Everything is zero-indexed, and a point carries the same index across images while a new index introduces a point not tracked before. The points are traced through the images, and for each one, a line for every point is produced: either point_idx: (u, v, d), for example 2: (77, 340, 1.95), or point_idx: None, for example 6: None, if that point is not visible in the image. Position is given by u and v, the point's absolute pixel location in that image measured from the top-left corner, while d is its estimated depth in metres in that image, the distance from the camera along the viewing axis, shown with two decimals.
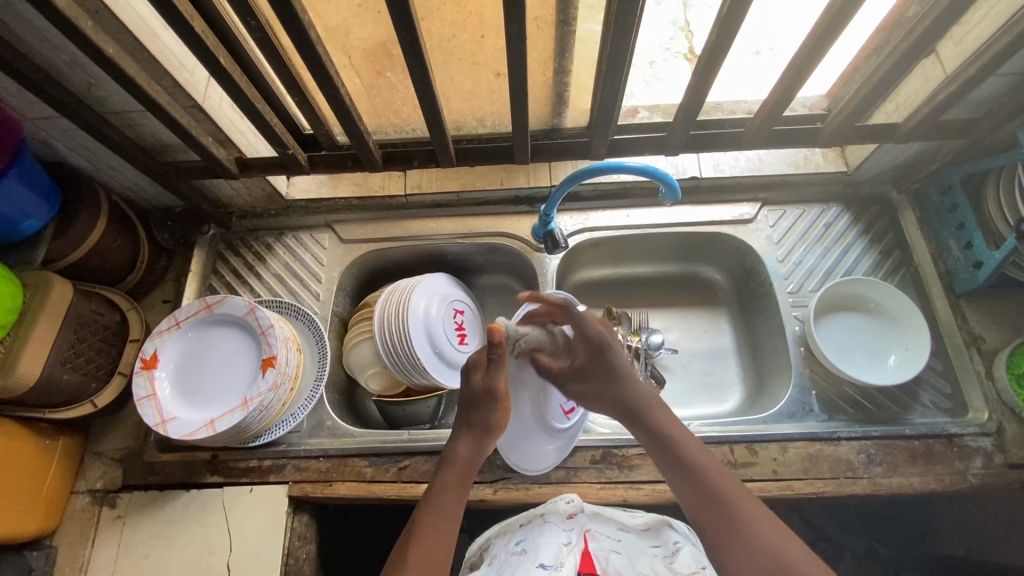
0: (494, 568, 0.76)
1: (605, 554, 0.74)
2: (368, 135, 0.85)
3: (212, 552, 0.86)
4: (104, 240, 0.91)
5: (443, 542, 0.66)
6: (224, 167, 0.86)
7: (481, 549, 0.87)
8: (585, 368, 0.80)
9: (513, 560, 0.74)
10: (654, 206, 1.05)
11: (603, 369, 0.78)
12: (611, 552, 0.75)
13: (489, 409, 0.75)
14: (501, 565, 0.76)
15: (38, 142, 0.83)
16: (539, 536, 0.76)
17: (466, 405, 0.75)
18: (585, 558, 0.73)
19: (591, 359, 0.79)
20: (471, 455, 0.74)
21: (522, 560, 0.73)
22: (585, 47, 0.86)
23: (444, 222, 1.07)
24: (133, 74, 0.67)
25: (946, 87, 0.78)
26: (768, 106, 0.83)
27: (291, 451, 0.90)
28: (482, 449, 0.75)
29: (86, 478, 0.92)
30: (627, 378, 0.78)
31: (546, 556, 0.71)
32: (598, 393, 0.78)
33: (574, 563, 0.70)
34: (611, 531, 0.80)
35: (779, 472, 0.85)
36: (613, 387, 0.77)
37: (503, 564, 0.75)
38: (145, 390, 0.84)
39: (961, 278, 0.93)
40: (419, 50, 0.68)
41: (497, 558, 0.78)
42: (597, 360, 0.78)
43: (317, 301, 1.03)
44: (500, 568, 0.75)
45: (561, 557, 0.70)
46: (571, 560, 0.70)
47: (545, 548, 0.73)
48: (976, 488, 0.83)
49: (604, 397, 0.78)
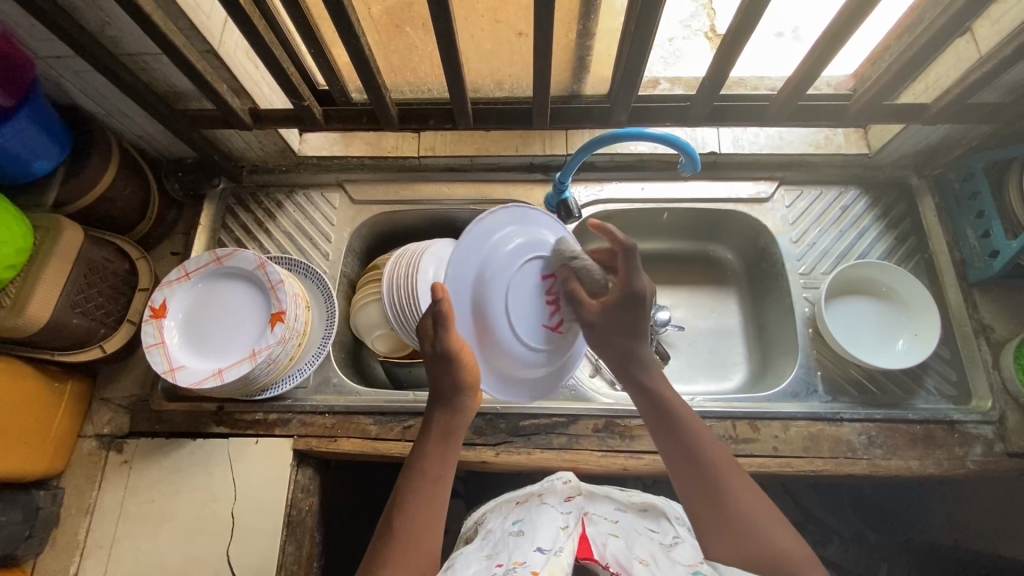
0: (488, 544, 0.78)
1: (601, 539, 0.77)
2: (386, 91, 0.83)
3: (216, 500, 0.87)
4: (114, 186, 0.90)
5: (429, 520, 0.63)
6: (238, 117, 0.85)
7: (476, 523, 0.88)
8: (609, 314, 0.72)
9: (510, 540, 0.76)
10: (669, 180, 1.04)
11: (627, 321, 0.72)
12: (608, 536, 0.78)
13: (445, 376, 0.68)
14: (497, 544, 0.77)
15: (50, 82, 0.82)
16: (535, 516, 0.79)
17: (432, 364, 0.68)
18: (581, 543, 0.77)
19: (620, 305, 0.72)
20: (446, 420, 0.70)
21: (520, 540, 0.75)
22: (609, 16, 0.86)
23: (455, 187, 1.06)
24: (149, 11, 0.65)
25: (979, 68, 0.76)
26: (795, 79, 0.80)
27: (297, 406, 0.91)
28: (460, 412, 0.70)
29: (92, 424, 0.92)
30: (645, 335, 0.74)
31: (544, 540, 0.74)
32: (611, 342, 0.73)
33: (571, 548, 0.74)
34: (606, 513, 0.83)
35: (779, 449, 0.86)
36: (628, 341, 0.73)
37: (500, 543, 0.77)
38: (154, 337, 0.84)
39: (975, 267, 0.92)
40: (444, 1, 0.66)
41: (492, 534, 0.80)
42: (625, 312, 0.72)
43: (326, 260, 1.03)
44: (493, 544, 0.77)
45: (559, 542, 0.74)
46: (568, 545, 0.74)
47: (541, 530, 0.76)
48: (974, 473, 0.84)
49: (612, 343, 0.73)
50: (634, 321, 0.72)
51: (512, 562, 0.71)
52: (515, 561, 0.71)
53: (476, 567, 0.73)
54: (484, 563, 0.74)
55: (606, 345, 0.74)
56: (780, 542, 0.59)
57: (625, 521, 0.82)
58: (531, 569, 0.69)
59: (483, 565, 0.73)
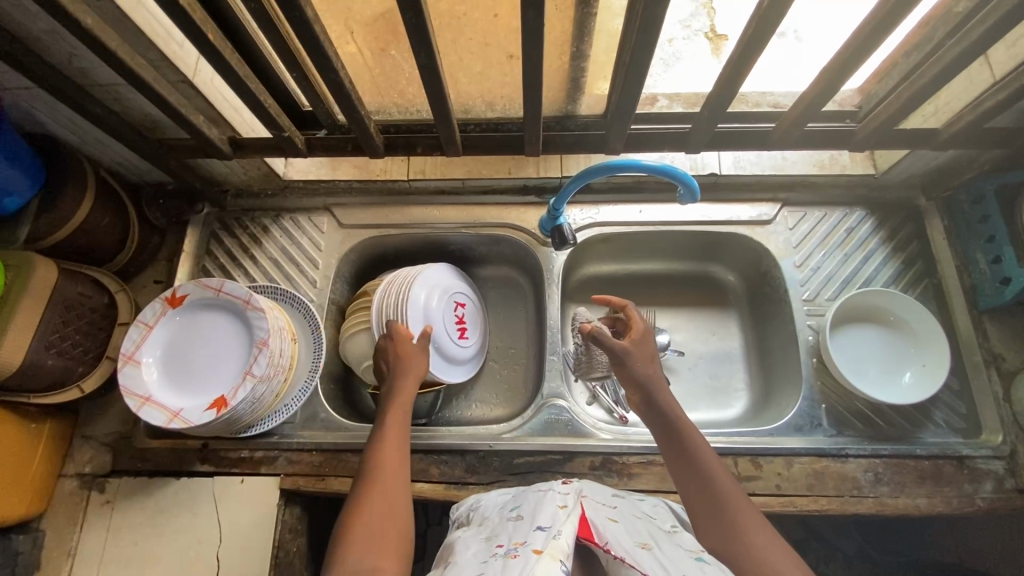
0: (487, 532, 0.66)
1: (603, 521, 0.61)
2: (370, 119, 0.79)
3: (201, 542, 0.84)
4: (91, 218, 0.87)
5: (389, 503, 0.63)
6: (216, 147, 0.81)
7: (469, 513, 0.74)
8: (635, 345, 0.77)
9: (507, 524, 0.64)
10: (668, 202, 1.00)
11: (646, 352, 0.77)
12: (608, 520, 0.61)
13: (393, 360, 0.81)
14: (494, 529, 0.65)
15: (20, 113, 0.78)
16: (536, 501, 0.67)
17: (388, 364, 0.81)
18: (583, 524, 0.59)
19: (640, 341, 0.78)
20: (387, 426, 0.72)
21: (518, 523, 0.62)
22: (607, 18, 0.78)
23: (447, 210, 1.02)
24: (114, 47, 0.61)
25: (993, 95, 0.72)
26: (804, 102, 0.76)
27: (283, 444, 0.88)
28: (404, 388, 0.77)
29: (74, 462, 0.90)
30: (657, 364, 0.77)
31: (544, 519, 0.60)
32: (638, 370, 0.74)
33: (572, 529, 0.57)
34: (604, 498, 0.68)
35: (782, 487, 0.83)
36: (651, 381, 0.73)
37: (495, 529, 0.64)
38: (136, 400, 0.80)
39: (986, 294, 0.89)
40: (426, 34, 0.62)
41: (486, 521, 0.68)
42: (643, 343, 0.78)
43: (313, 288, 0.99)
44: (493, 529, 0.65)
45: (558, 521, 0.58)
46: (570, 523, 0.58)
47: (541, 513, 0.63)
48: (984, 511, 0.81)
49: (632, 375, 0.74)
50: (652, 353, 0.77)
51: (512, 543, 0.58)
52: (515, 542, 0.58)
53: (475, 551, 0.61)
54: (480, 547, 0.61)
55: (626, 374, 0.74)
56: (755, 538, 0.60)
57: (624, 507, 0.68)
58: (532, 549, 0.54)
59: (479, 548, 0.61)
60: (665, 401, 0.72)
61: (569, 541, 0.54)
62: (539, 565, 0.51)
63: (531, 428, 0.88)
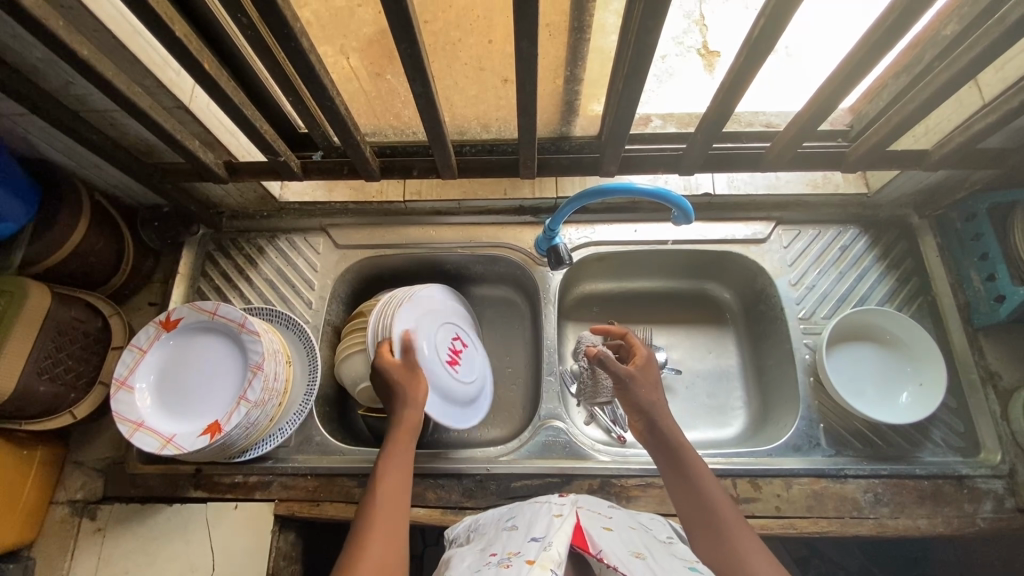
0: (484, 543, 0.66)
1: (597, 532, 0.61)
2: (366, 143, 0.80)
3: (194, 570, 0.83)
4: (86, 242, 0.86)
5: (394, 535, 0.62)
6: (212, 172, 0.81)
7: (468, 529, 0.74)
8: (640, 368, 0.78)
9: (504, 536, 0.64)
10: (663, 221, 1.01)
11: (650, 375, 0.78)
12: (602, 531, 0.61)
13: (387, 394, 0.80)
14: (491, 541, 0.66)
15: (15, 138, 0.79)
16: (533, 513, 0.68)
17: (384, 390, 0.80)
18: (576, 533, 0.60)
19: (644, 364, 0.79)
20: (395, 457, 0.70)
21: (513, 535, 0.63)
22: (599, 36, 0.77)
23: (443, 230, 1.03)
24: (111, 76, 0.61)
25: (983, 118, 0.73)
26: (796, 126, 0.77)
27: (278, 468, 0.87)
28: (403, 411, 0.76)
29: (65, 488, 0.89)
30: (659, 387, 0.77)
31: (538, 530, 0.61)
32: (639, 392, 0.74)
33: (565, 539, 0.57)
34: (601, 509, 0.69)
35: (782, 509, 0.82)
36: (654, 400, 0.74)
37: (492, 541, 0.65)
38: (129, 426, 0.79)
39: (981, 312, 0.89)
40: (421, 63, 0.62)
41: (485, 533, 0.69)
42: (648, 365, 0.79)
43: (309, 309, 0.99)
44: (490, 541, 0.66)
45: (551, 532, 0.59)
46: (563, 531, 0.59)
47: (537, 524, 0.64)
48: (985, 532, 0.81)
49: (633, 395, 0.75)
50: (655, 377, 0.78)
51: (507, 553, 0.58)
52: (509, 551, 0.59)
53: (471, 560, 0.61)
54: (474, 560, 0.61)
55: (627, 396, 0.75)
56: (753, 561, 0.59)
57: (620, 518, 0.68)
58: (525, 559, 0.54)
59: (474, 560, 0.61)
60: (666, 422, 0.72)
61: (561, 550, 0.55)
62: (530, 572, 0.51)
63: (528, 451, 0.88)
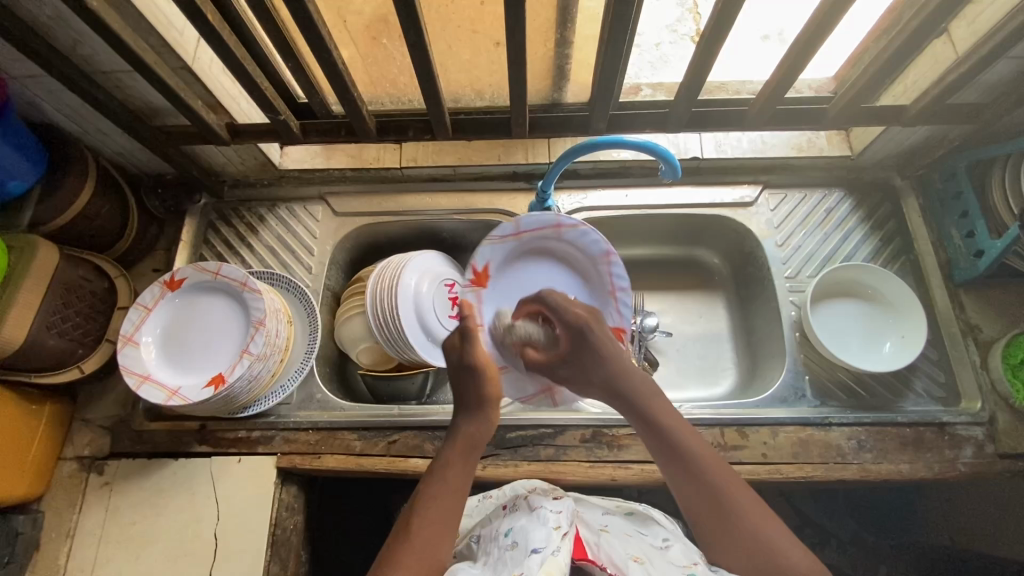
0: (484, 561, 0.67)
1: (598, 540, 0.69)
2: (363, 104, 0.83)
3: (199, 521, 0.85)
4: (92, 205, 0.89)
5: (443, 526, 0.62)
6: (214, 133, 0.84)
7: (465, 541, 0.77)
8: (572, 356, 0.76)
9: (504, 553, 0.65)
10: (653, 186, 1.03)
11: (586, 355, 0.75)
12: (601, 536, 0.70)
13: (472, 383, 0.72)
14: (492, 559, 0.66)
15: (24, 102, 0.81)
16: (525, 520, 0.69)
17: (456, 375, 0.74)
18: (578, 543, 0.66)
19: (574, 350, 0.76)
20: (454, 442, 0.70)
21: (512, 550, 0.65)
22: (586, 24, 0.84)
23: (439, 197, 1.05)
24: (119, 29, 0.64)
25: (955, 69, 0.76)
26: (770, 88, 0.80)
27: (280, 423, 0.90)
28: (483, 425, 0.72)
29: (73, 445, 0.91)
30: (619, 358, 0.74)
31: (537, 539, 0.64)
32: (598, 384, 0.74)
33: (569, 549, 0.63)
34: (597, 518, 0.76)
35: (768, 456, 0.85)
36: (605, 368, 0.73)
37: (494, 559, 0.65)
38: (135, 379, 0.82)
39: (961, 267, 0.92)
40: (414, 13, 0.65)
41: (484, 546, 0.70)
42: (581, 348, 0.75)
43: (309, 274, 1.02)
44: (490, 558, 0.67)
45: (555, 541, 0.63)
46: (565, 546, 0.63)
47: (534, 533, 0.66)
48: (965, 476, 0.83)
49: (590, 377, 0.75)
50: (589, 352, 0.74)
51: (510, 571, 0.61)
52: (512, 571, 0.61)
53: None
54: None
55: (585, 384, 0.76)
56: (796, 558, 0.58)
57: (615, 526, 0.76)
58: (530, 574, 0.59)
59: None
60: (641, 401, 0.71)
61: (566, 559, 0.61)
62: None
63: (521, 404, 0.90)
